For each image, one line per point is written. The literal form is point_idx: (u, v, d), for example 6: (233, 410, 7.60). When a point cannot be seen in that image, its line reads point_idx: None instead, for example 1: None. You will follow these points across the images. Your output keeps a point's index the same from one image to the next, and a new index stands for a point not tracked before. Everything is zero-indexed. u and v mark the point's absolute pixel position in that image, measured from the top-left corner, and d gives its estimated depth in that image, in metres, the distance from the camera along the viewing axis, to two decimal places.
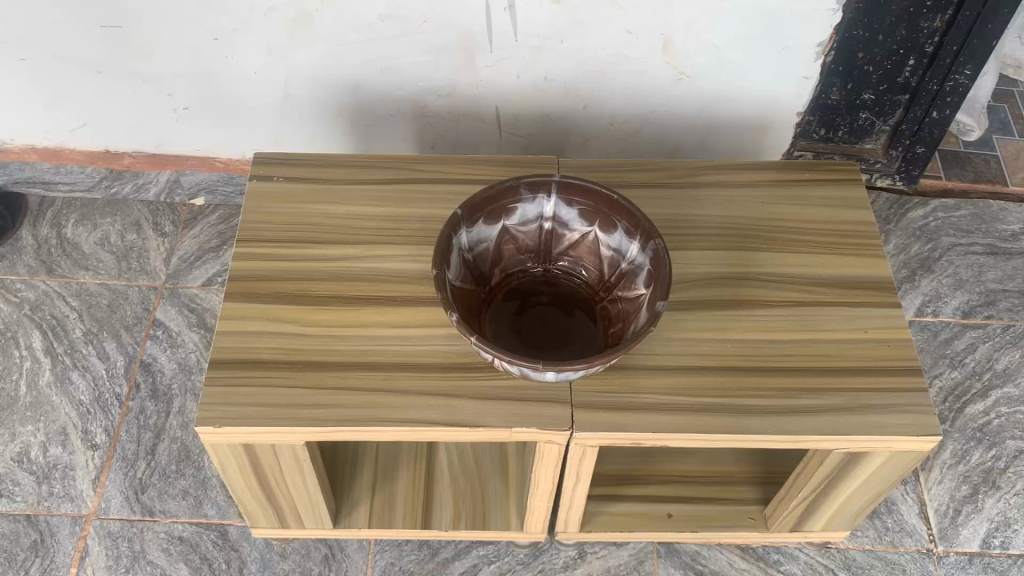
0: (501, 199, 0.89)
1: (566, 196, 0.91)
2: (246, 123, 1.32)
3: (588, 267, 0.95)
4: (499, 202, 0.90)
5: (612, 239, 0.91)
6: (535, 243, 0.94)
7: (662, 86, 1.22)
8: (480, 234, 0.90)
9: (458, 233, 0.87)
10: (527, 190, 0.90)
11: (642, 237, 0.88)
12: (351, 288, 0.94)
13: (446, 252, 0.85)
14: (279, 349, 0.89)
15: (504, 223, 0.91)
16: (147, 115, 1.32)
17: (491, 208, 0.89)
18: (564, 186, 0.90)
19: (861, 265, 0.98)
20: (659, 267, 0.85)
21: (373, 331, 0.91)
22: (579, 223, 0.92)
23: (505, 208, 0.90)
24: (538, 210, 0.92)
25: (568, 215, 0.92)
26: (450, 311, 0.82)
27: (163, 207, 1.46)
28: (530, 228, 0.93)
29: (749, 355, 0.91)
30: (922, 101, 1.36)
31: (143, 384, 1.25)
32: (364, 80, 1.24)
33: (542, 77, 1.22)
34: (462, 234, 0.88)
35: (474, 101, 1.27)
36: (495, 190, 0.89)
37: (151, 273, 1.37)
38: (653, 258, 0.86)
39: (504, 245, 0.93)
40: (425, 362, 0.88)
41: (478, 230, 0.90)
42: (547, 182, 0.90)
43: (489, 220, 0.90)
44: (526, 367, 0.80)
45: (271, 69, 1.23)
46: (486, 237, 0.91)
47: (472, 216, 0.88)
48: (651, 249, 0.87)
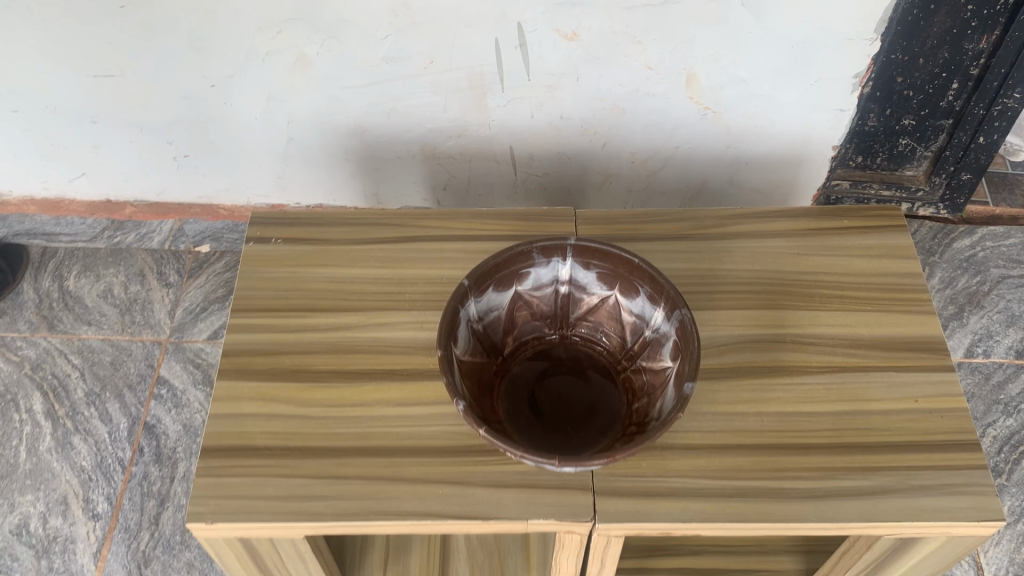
0: (512, 264, 0.82)
1: (582, 259, 0.83)
2: (249, 169, 1.27)
3: (609, 334, 0.87)
4: (510, 267, 0.82)
5: (634, 304, 0.83)
6: (551, 308, 0.87)
7: (687, 121, 1.14)
8: (490, 302, 0.83)
9: (466, 304, 0.80)
10: (540, 254, 0.83)
11: (666, 304, 0.80)
12: (354, 362, 0.87)
13: (452, 327, 0.78)
14: (275, 434, 0.83)
15: (516, 288, 0.84)
16: (148, 164, 1.27)
17: (501, 275, 0.82)
18: (580, 249, 0.83)
19: (909, 323, 0.89)
20: (688, 339, 0.77)
21: (377, 411, 0.84)
22: (598, 286, 0.85)
23: (517, 273, 0.83)
24: (553, 274, 0.84)
25: (586, 279, 0.85)
26: (458, 398, 0.74)
27: (167, 255, 1.39)
28: (545, 291, 0.86)
29: (787, 431, 0.83)
30: (967, 127, 1.27)
31: (146, 447, 1.19)
32: (370, 123, 1.18)
33: (557, 115, 1.15)
34: (470, 305, 0.81)
35: (486, 141, 1.20)
36: (506, 256, 0.82)
37: (155, 327, 1.31)
38: (679, 328, 0.78)
39: (517, 312, 0.86)
40: (433, 446, 0.81)
41: (488, 299, 0.83)
42: (561, 245, 0.82)
43: (500, 287, 0.83)
44: (544, 464, 0.71)
45: (272, 114, 1.17)
46: (497, 303, 0.84)
47: (481, 285, 0.81)
48: (677, 318, 0.79)
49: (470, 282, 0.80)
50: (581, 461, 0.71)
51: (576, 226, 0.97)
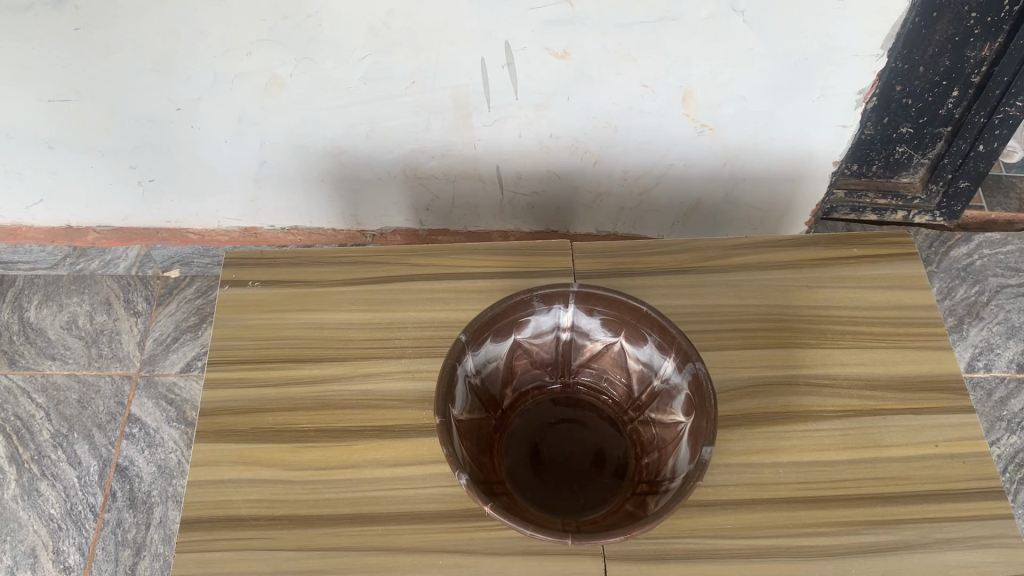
0: (511, 314, 0.76)
1: (585, 306, 0.77)
2: (221, 191, 1.20)
3: (614, 380, 0.82)
4: (508, 317, 0.76)
5: (642, 353, 0.78)
6: (552, 354, 0.82)
7: (682, 139, 1.09)
8: (488, 353, 0.78)
9: (462, 360, 0.74)
10: (540, 303, 0.76)
11: (677, 355, 0.74)
12: (342, 418, 0.81)
13: (449, 389, 0.72)
14: (260, 502, 0.77)
15: (515, 337, 0.79)
16: (112, 188, 1.19)
17: (499, 326, 0.76)
18: (583, 295, 0.76)
19: (925, 361, 0.85)
20: (702, 396, 0.72)
21: (369, 473, 0.78)
22: (602, 333, 0.79)
23: (516, 322, 0.77)
24: (554, 321, 0.79)
25: (590, 324, 0.79)
26: (458, 469, 0.68)
27: (135, 281, 1.31)
28: (545, 338, 0.80)
29: (804, 482, 0.78)
30: (967, 135, 1.22)
31: (119, 491, 1.13)
32: (348, 144, 1.11)
33: (546, 134, 1.09)
34: (467, 360, 0.75)
35: (471, 161, 1.13)
36: (504, 306, 0.75)
37: (124, 360, 1.24)
38: (692, 382, 0.73)
39: (516, 361, 0.81)
40: (431, 510, 0.76)
41: (485, 351, 0.77)
42: (563, 293, 0.76)
43: (497, 337, 0.77)
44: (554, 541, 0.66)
45: (244, 137, 1.10)
46: (495, 354, 0.79)
47: (478, 339, 0.75)
48: (689, 371, 0.73)
49: (467, 337, 0.74)
50: (594, 537, 0.65)
51: (573, 261, 0.91)
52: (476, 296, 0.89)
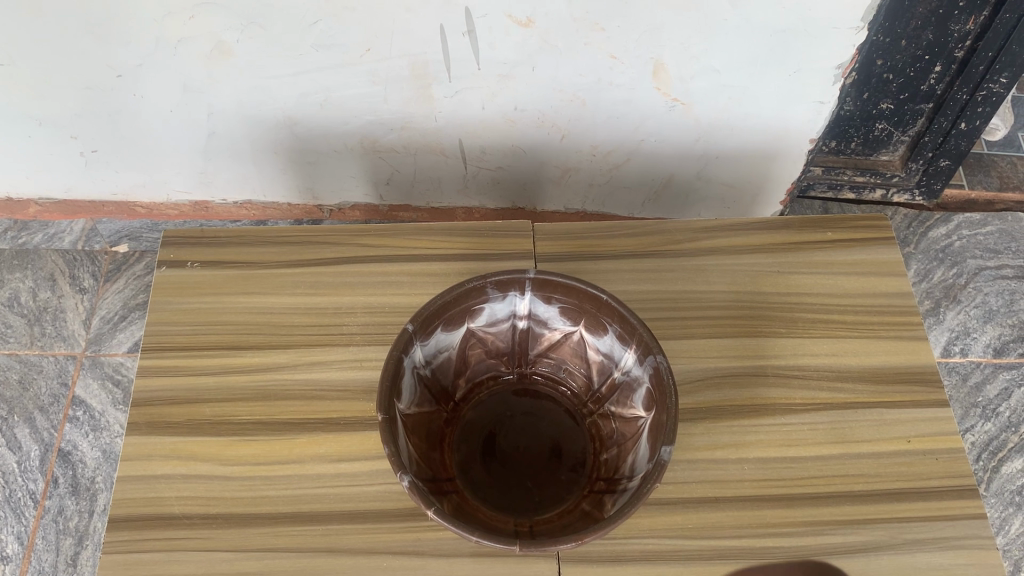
0: (463, 302, 0.70)
1: (542, 294, 0.71)
2: (169, 164, 1.14)
3: (573, 371, 0.78)
4: (460, 305, 0.70)
5: (602, 343, 0.73)
6: (507, 344, 0.77)
7: (653, 113, 1.03)
8: (439, 343, 0.72)
9: (410, 352, 0.68)
10: (494, 289, 0.71)
11: (638, 347, 0.68)
12: (283, 410, 0.77)
13: (395, 384, 0.65)
14: (193, 499, 0.72)
15: (469, 326, 0.74)
16: (51, 157, 1.13)
17: (450, 315, 0.70)
18: (540, 282, 0.71)
19: (898, 351, 0.82)
20: (663, 391, 0.66)
21: (311, 469, 0.74)
22: (560, 321, 0.74)
23: (469, 310, 0.72)
24: (510, 309, 0.74)
25: (547, 313, 0.74)
26: (401, 471, 0.62)
27: (80, 256, 1.25)
28: (501, 327, 0.76)
29: (771, 480, 0.75)
30: (948, 112, 1.18)
31: (62, 478, 1.08)
32: (301, 114, 1.05)
33: (511, 108, 1.03)
34: (416, 350, 0.69)
35: (431, 134, 1.08)
36: (455, 294, 0.69)
37: (69, 339, 1.18)
38: (653, 376, 0.67)
39: (469, 350, 0.76)
40: (376, 509, 0.72)
41: (436, 341, 0.72)
42: (519, 280, 0.70)
43: (449, 326, 0.72)
44: (502, 547, 0.61)
45: (190, 106, 1.04)
46: (447, 344, 0.73)
47: (427, 329, 0.69)
48: (650, 364, 0.68)
49: (415, 327, 0.68)
50: (546, 545, 0.60)
51: (533, 243, 0.87)
52: (430, 279, 0.85)
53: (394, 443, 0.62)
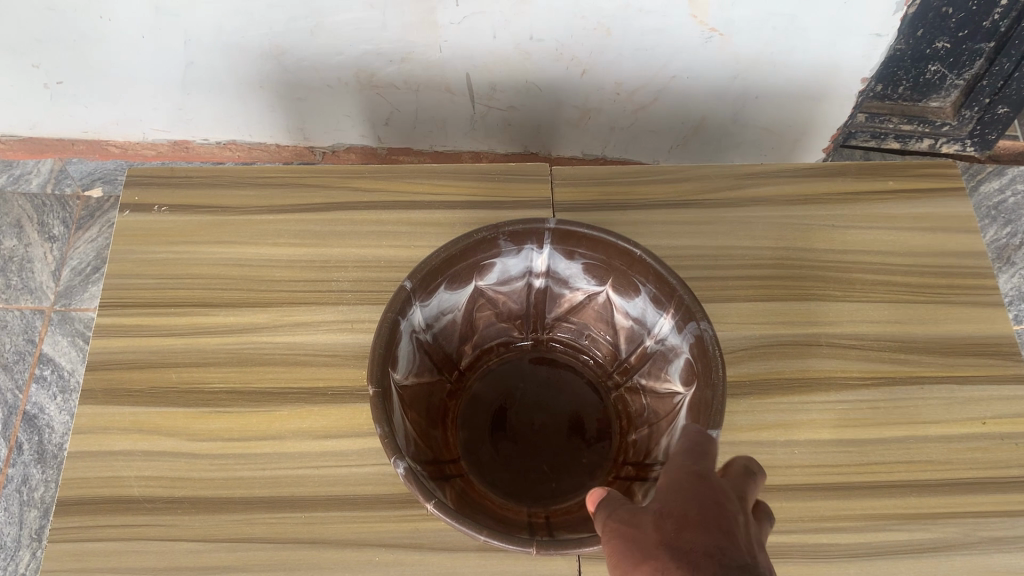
0: (471, 257, 0.58)
1: (564, 246, 0.60)
2: (144, 98, 1.02)
3: (596, 336, 0.67)
4: (468, 260, 0.58)
5: (633, 306, 0.61)
6: (521, 303, 0.67)
7: (688, 46, 0.90)
8: (442, 305, 0.61)
9: (408, 314, 0.56)
10: (508, 242, 0.59)
11: (677, 311, 0.57)
12: (262, 378, 0.66)
13: (390, 351, 0.54)
14: (155, 480, 0.62)
15: (477, 284, 0.63)
16: (12, 89, 1.01)
17: (456, 271, 0.58)
18: (562, 234, 0.59)
19: (971, 319, 0.71)
20: (707, 363, 0.54)
21: (292, 447, 0.63)
22: (584, 280, 0.63)
23: (478, 265, 0.60)
24: (526, 265, 0.62)
25: (569, 269, 0.62)
26: (394, 456, 0.50)
27: (50, 201, 1.14)
28: (514, 286, 0.65)
29: (825, 466, 0.64)
30: (1012, 53, 1.02)
31: (27, 444, 0.98)
32: (287, 42, 0.92)
33: (526, 37, 0.90)
34: (415, 313, 0.58)
35: (435, 66, 0.95)
36: (462, 247, 0.57)
37: (36, 292, 1.08)
38: (694, 347, 0.56)
39: (477, 312, 0.66)
40: (367, 495, 0.62)
41: (438, 301, 0.60)
42: (536, 231, 0.59)
43: (453, 285, 0.60)
44: (514, 547, 0.49)
45: (162, 33, 0.91)
46: (451, 305, 0.62)
47: (428, 288, 0.57)
48: (691, 333, 0.56)
49: (414, 284, 0.56)
50: (561, 546, 0.48)
51: (551, 189, 0.75)
52: (432, 230, 0.74)
53: (387, 422, 0.50)
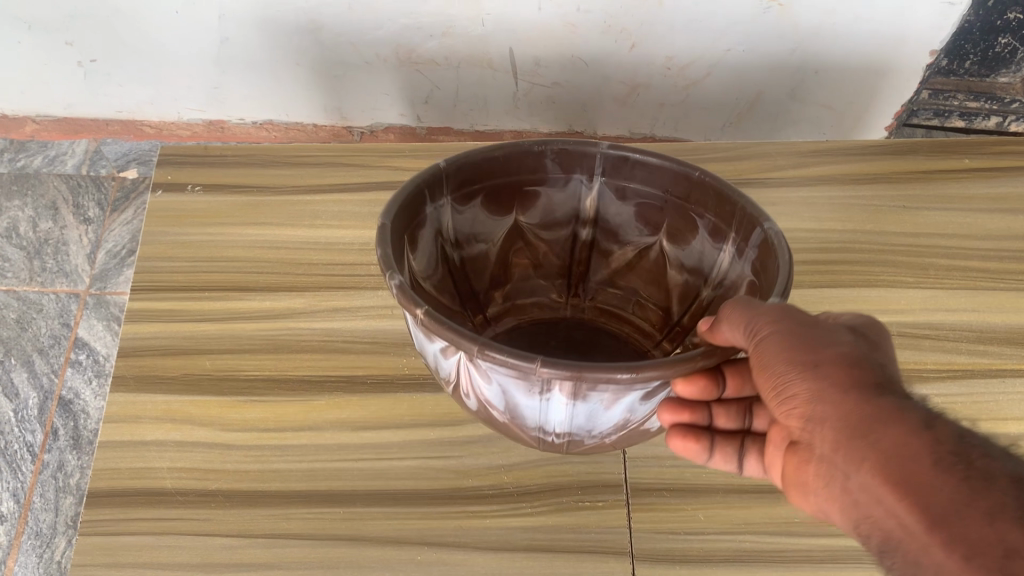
0: (515, 171, 0.53)
1: (614, 180, 0.54)
2: (176, 76, 0.99)
3: (645, 302, 0.62)
4: (511, 173, 0.53)
5: (691, 248, 0.55)
6: (564, 256, 0.62)
7: (742, 17, 0.86)
8: (478, 233, 0.57)
9: (437, 200, 0.50)
10: (555, 164, 0.54)
11: (739, 225, 0.49)
12: (301, 365, 0.64)
13: (413, 223, 0.48)
14: (188, 472, 0.59)
15: (519, 217, 0.58)
16: (48, 69, 1.00)
17: (495, 190, 0.54)
18: (616, 166, 0.53)
19: None
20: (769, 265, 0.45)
21: (332, 437, 0.60)
22: (636, 227, 0.57)
23: (519, 193, 0.55)
24: (573, 204, 0.57)
25: (620, 213, 0.57)
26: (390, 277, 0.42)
27: (86, 182, 1.14)
28: (560, 232, 0.60)
29: None
30: None
31: (62, 430, 0.95)
32: (324, 16, 0.88)
33: (573, 9, 0.86)
34: (445, 212, 0.52)
35: (476, 40, 0.91)
36: (510, 154, 0.52)
37: (71, 275, 1.06)
38: (759, 256, 0.47)
39: (515, 252, 0.62)
40: (410, 490, 0.58)
41: (474, 226, 0.56)
42: (587, 157, 0.53)
43: (493, 212, 0.56)
44: (515, 365, 0.38)
45: (196, 6, 0.89)
46: (489, 235, 0.58)
47: (465, 188, 0.52)
48: (756, 238, 0.47)
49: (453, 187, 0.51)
50: (583, 368, 0.37)
51: None
52: None
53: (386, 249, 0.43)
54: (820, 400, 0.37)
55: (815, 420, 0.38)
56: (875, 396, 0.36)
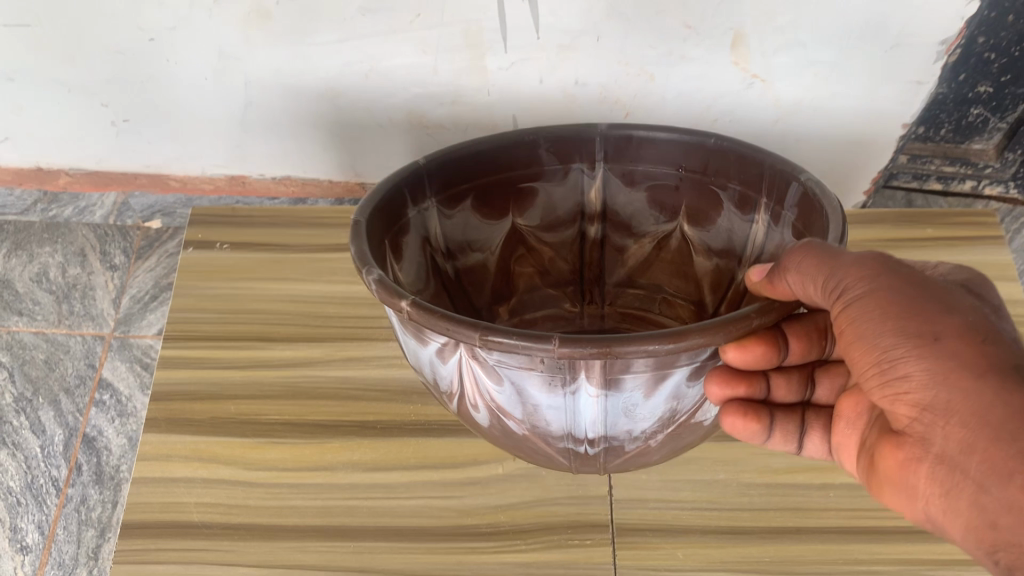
0: (513, 172, 0.69)
1: (622, 166, 0.70)
2: (200, 136, 1.06)
3: (671, 297, 0.77)
4: (505, 174, 0.69)
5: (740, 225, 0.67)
6: (573, 262, 0.79)
7: (726, 92, 0.93)
8: (474, 231, 0.72)
9: (419, 204, 0.65)
10: (554, 160, 0.70)
11: (777, 188, 0.61)
12: (317, 411, 0.70)
13: (393, 228, 0.61)
14: (212, 507, 0.65)
15: (531, 213, 0.73)
16: (82, 127, 1.06)
17: (504, 182, 0.69)
18: (620, 157, 0.69)
19: None
20: (811, 213, 0.57)
21: (343, 477, 0.66)
22: (646, 218, 0.73)
23: (527, 182, 0.70)
24: (577, 199, 0.73)
25: (629, 201, 0.73)
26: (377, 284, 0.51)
27: (112, 231, 1.20)
28: (566, 228, 0.76)
29: (863, 508, 0.65)
30: None
31: (86, 465, 1.01)
32: (344, 84, 0.96)
33: (572, 82, 0.93)
34: (436, 222, 0.67)
35: (482, 109, 0.98)
36: (515, 146, 0.67)
37: (98, 318, 1.14)
38: (800, 208, 0.59)
39: (524, 258, 0.77)
40: (414, 527, 0.63)
41: (479, 226, 0.72)
42: (587, 148, 0.69)
43: (508, 207, 0.72)
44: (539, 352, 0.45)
45: (225, 74, 0.96)
46: (479, 238, 0.73)
47: (450, 192, 0.67)
48: (792, 192, 0.60)
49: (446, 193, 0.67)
50: (610, 343, 0.45)
51: None
52: None
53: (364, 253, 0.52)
54: (948, 375, 0.45)
55: (936, 398, 0.45)
56: (1004, 382, 0.44)
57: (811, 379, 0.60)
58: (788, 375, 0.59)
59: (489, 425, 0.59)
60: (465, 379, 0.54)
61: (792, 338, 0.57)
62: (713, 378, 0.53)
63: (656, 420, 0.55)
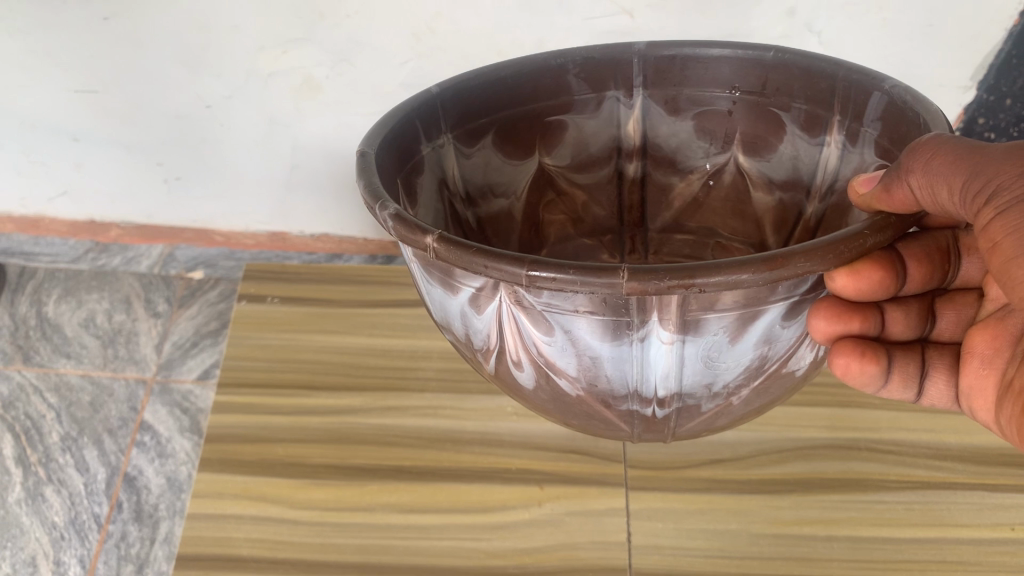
0: (540, 100, 0.66)
1: (662, 92, 0.67)
2: (245, 194, 1.14)
3: (727, 240, 0.74)
4: (530, 105, 0.66)
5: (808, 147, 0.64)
6: (611, 208, 0.75)
7: None
8: (501, 172, 0.69)
9: (433, 140, 0.61)
10: (586, 86, 0.66)
11: (851, 105, 0.58)
12: (356, 455, 0.76)
13: (405, 164, 0.57)
14: (260, 542, 0.70)
15: (562, 145, 0.70)
16: (136, 184, 1.14)
17: (536, 113, 0.67)
18: (660, 79, 0.66)
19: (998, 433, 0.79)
20: (897, 125, 0.54)
21: (380, 517, 0.72)
22: (697, 146, 0.70)
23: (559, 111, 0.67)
24: (611, 132, 0.70)
25: (673, 133, 0.69)
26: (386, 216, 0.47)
27: (156, 280, 1.23)
28: (603, 165, 0.72)
29: (865, 559, 0.69)
30: None
31: (126, 503, 0.95)
32: None
33: None
34: (451, 161, 0.64)
35: None
36: (543, 72, 0.65)
37: (140, 363, 1.11)
38: (879, 121, 0.56)
39: (559, 202, 0.73)
40: (447, 565, 0.68)
41: (502, 164, 0.68)
42: (624, 73, 0.66)
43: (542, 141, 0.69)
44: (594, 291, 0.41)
45: (274, 138, 1.04)
46: (511, 183, 0.70)
47: (465, 128, 0.64)
48: (873, 105, 0.56)
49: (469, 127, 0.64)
50: (693, 274, 0.39)
51: None
52: None
53: (378, 190, 0.49)
54: None
55: None
56: None
57: (932, 312, 0.57)
58: (907, 307, 0.55)
59: (537, 387, 0.54)
60: (503, 334, 0.50)
61: (910, 260, 0.53)
62: (815, 312, 0.48)
63: (743, 372, 0.50)
